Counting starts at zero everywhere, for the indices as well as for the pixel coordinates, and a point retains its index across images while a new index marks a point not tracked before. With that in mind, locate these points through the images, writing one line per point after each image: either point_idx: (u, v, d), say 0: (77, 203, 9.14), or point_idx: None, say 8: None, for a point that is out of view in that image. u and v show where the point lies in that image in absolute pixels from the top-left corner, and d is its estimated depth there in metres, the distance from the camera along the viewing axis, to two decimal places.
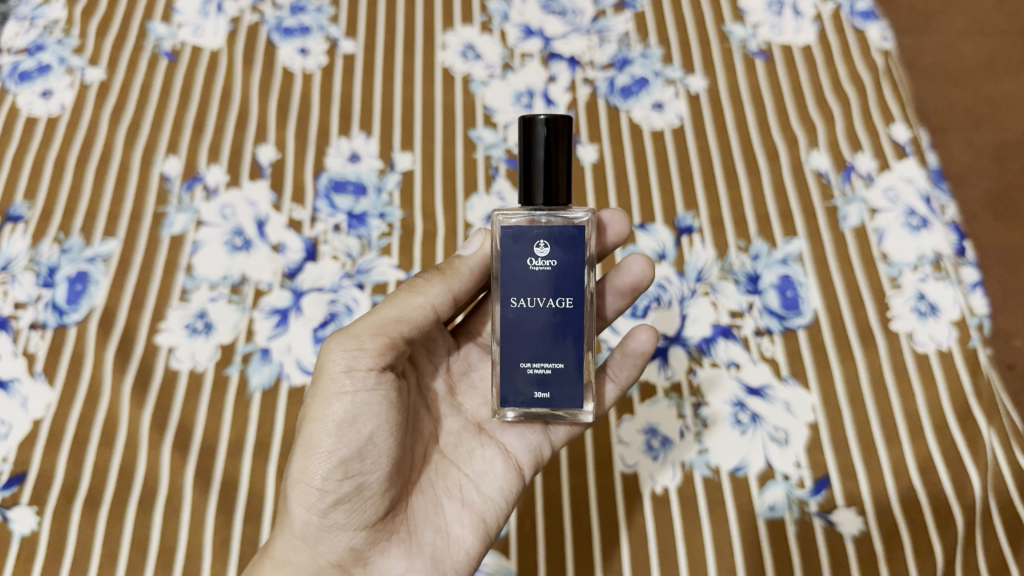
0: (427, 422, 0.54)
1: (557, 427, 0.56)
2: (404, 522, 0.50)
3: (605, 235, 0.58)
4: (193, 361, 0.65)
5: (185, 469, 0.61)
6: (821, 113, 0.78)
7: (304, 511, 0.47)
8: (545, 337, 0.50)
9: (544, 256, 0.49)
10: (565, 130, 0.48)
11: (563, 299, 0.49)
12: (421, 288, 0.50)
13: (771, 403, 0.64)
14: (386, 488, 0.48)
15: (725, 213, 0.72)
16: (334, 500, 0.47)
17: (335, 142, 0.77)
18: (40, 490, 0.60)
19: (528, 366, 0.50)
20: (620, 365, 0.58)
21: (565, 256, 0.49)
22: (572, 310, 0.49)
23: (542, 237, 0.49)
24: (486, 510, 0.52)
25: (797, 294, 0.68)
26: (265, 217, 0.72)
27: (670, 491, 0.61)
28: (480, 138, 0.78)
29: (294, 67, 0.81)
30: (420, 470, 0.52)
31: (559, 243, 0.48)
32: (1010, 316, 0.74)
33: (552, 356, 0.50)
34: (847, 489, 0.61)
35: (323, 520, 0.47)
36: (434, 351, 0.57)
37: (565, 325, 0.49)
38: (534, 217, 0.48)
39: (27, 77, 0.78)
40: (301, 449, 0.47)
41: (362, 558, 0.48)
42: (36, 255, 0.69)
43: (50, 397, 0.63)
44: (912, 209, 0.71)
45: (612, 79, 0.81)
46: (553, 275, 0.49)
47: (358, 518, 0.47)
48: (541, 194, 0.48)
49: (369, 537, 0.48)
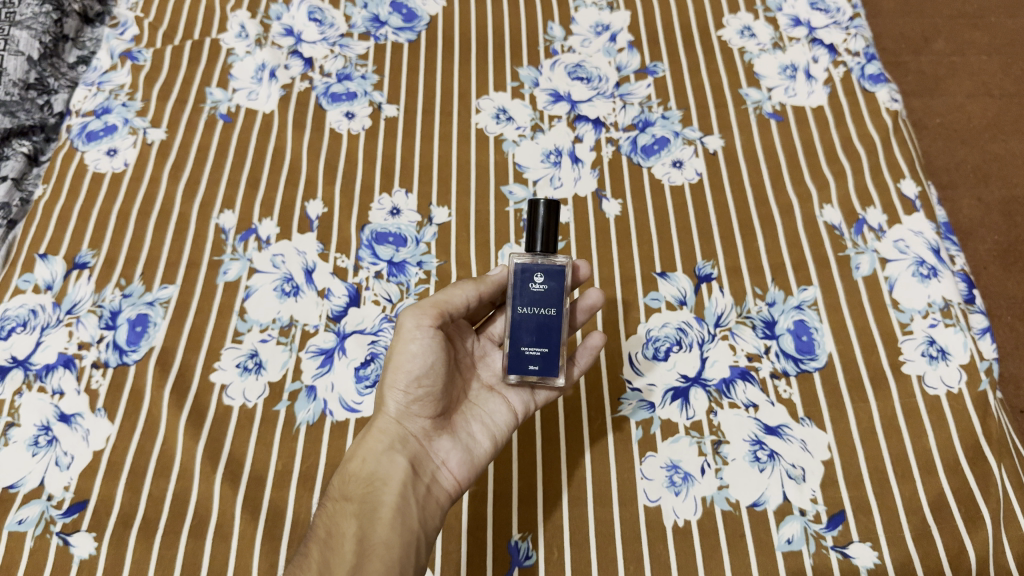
0: (464, 367, 0.64)
1: (543, 390, 0.65)
2: (450, 423, 0.61)
3: (578, 269, 0.65)
4: (244, 398, 0.70)
5: (235, 498, 0.65)
6: (832, 170, 0.83)
7: (393, 404, 0.58)
8: (540, 332, 0.60)
9: (542, 288, 0.60)
10: (557, 204, 0.60)
11: (547, 310, 0.60)
12: (461, 284, 0.61)
13: (788, 442, 0.67)
14: (444, 398, 0.60)
15: (742, 262, 0.77)
16: (414, 396, 0.58)
17: (377, 198, 0.83)
18: (100, 517, 0.63)
19: (528, 351, 0.61)
20: (580, 354, 0.66)
21: (552, 285, 0.60)
22: (555, 317, 0.60)
23: (540, 272, 0.60)
24: (515, 420, 0.64)
25: (811, 338, 0.72)
26: (313, 265, 0.77)
27: (692, 524, 0.63)
28: (511, 193, 0.83)
29: (340, 129, 0.88)
30: (459, 396, 0.63)
31: (553, 277, 0.60)
32: (1010, 354, 0.90)
33: (543, 341, 0.60)
34: (862, 525, 0.63)
35: (406, 409, 0.59)
36: (465, 329, 0.66)
37: (554, 324, 0.60)
38: (534, 259, 0.60)
39: (95, 137, 0.86)
40: (389, 369, 0.58)
41: (429, 437, 0.60)
42: (99, 299, 0.75)
43: (110, 430, 0.67)
44: (921, 258, 0.75)
45: (635, 139, 0.86)
46: (546, 296, 0.60)
47: (428, 410, 0.59)
48: (540, 243, 0.60)
49: (432, 426, 0.60)
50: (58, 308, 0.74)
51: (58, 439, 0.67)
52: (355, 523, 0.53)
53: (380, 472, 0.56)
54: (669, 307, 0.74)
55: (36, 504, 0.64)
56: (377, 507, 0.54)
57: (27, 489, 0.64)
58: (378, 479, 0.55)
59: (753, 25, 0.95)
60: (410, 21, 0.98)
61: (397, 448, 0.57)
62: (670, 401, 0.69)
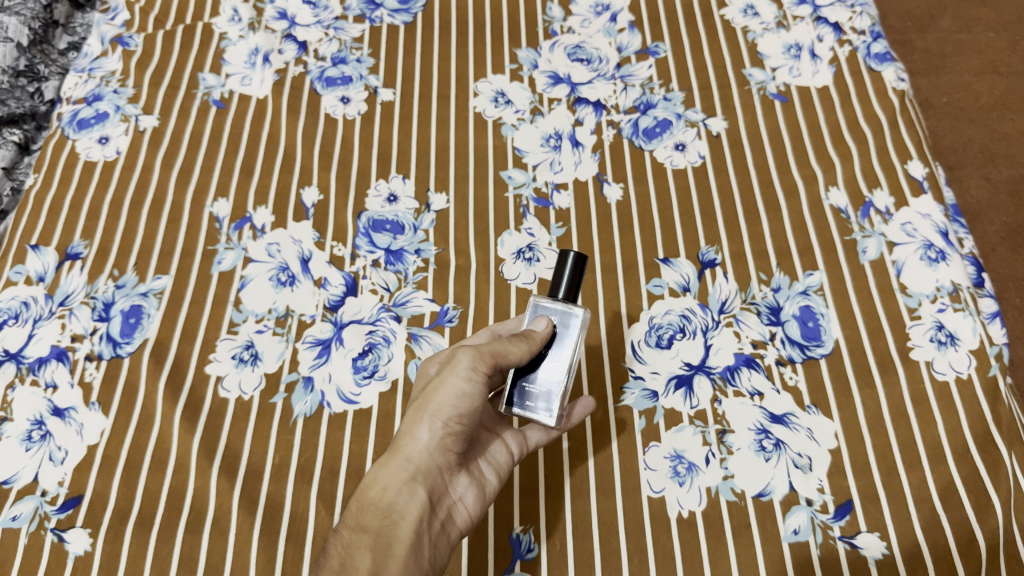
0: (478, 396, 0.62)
1: (534, 432, 0.64)
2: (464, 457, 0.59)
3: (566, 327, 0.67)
4: (240, 390, 0.68)
5: (232, 492, 0.63)
6: (838, 151, 0.81)
7: (425, 436, 0.55)
8: (544, 370, 0.60)
9: (555, 329, 0.60)
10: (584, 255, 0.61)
11: (554, 350, 0.60)
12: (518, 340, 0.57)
13: (795, 430, 0.65)
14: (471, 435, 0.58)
15: (746, 247, 0.75)
16: (449, 433, 0.55)
17: (374, 184, 0.81)
18: (95, 512, 0.62)
19: (530, 387, 0.60)
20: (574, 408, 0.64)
21: (564, 331, 0.60)
22: (559, 358, 0.60)
23: (555, 314, 0.60)
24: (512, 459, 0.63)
25: (818, 324, 0.70)
26: (309, 254, 0.76)
27: (696, 515, 0.62)
28: (511, 178, 0.81)
29: (335, 114, 0.86)
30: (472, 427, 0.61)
31: (567, 320, 0.60)
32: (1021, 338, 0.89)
33: (544, 379, 0.60)
34: (871, 515, 0.61)
35: (436, 442, 0.56)
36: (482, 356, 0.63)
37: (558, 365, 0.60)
38: (552, 302, 0.61)
39: (86, 125, 0.85)
40: (429, 401, 0.55)
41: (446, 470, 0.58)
42: (92, 291, 0.73)
43: (104, 424, 0.66)
44: (929, 242, 0.74)
45: (636, 121, 0.85)
46: (556, 338, 0.60)
47: (456, 446, 0.57)
48: (561, 289, 0.61)
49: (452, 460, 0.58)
50: (50, 300, 0.73)
51: (52, 433, 0.66)
52: (371, 556, 0.50)
53: (399, 501, 0.53)
54: (672, 294, 0.73)
55: (30, 500, 0.63)
56: (393, 540, 0.52)
57: (22, 485, 0.64)
58: (395, 512, 0.53)
59: (756, 4, 0.93)
60: (406, 2, 0.96)
61: (418, 480, 0.55)
62: (674, 390, 0.68)
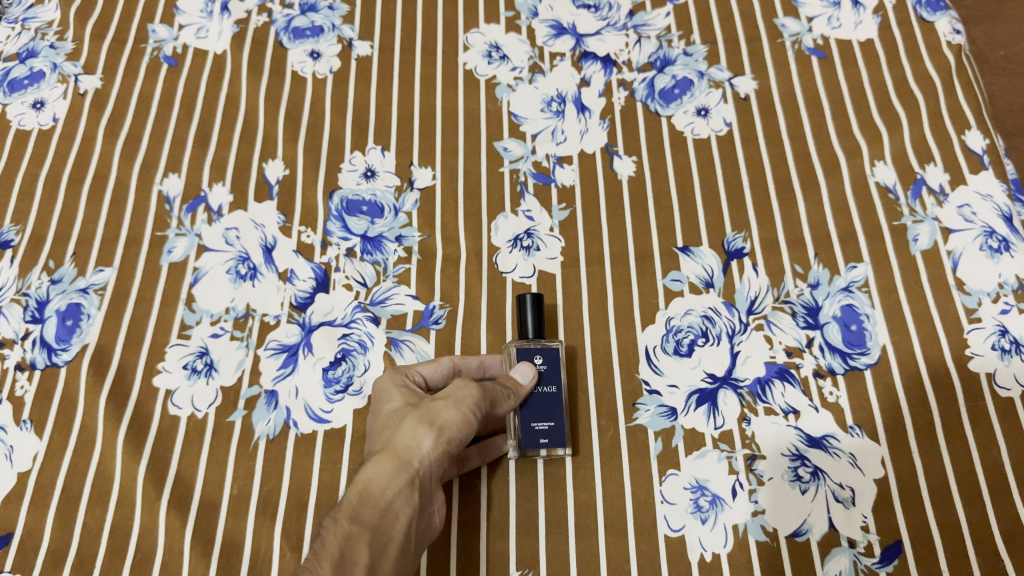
0: None
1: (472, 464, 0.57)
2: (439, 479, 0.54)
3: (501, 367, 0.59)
4: (193, 407, 0.59)
5: (183, 530, 0.55)
6: (884, 119, 0.70)
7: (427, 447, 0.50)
8: (544, 407, 0.56)
9: (542, 366, 0.57)
10: (539, 294, 0.59)
11: (548, 385, 0.56)
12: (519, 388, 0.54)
13: (835, 457, 0.56)
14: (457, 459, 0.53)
15: (779, 233, 0.65)
16: (449, 451, 0.50)
17: (348, 156, 0.70)
18: (25, 554, 0.54)
19: (536, 426, 0.55)
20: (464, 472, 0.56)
21: (551, 369, 0.57)
22: (556, 394, 0.56)
23: (537, 351, 0.57)
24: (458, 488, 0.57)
25: (862, 328, 0.61)
26: (273, 241, 0.66)
27: (721, 559, 0.54)
28: (506, 150, 0.71)
29: (304, 71, 0.75)
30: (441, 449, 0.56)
31: (551, 355, 0.57)
32: None
33: (548, 413, 0.56)
34: (923, 559, 0.53)
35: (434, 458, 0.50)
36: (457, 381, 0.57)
37: (557, 400, 0.56)
38: (529, 343, 0.57)
39: (19, 86, 0.74)
40: (437, 417, 0.50)
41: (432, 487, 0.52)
42: (24, 286, 0.64)
43: (37, 447, 0.57)
44: (990, 228, 0.64)
45: (651, 81, 0.74)
46: (545, 373, 0.56)
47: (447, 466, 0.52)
48: (532, 324, 0.57)
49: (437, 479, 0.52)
50: None
51: None
52: (366, 556, 0.46)
53: (398, 503, 0.48)
54: (692, 290, 0.63)
55: None
56: (386, 542, 0.47)
57: None
58: (392, 514, 0.47)
59: None
60: None
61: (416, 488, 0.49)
62: (695, 407, 0.59)
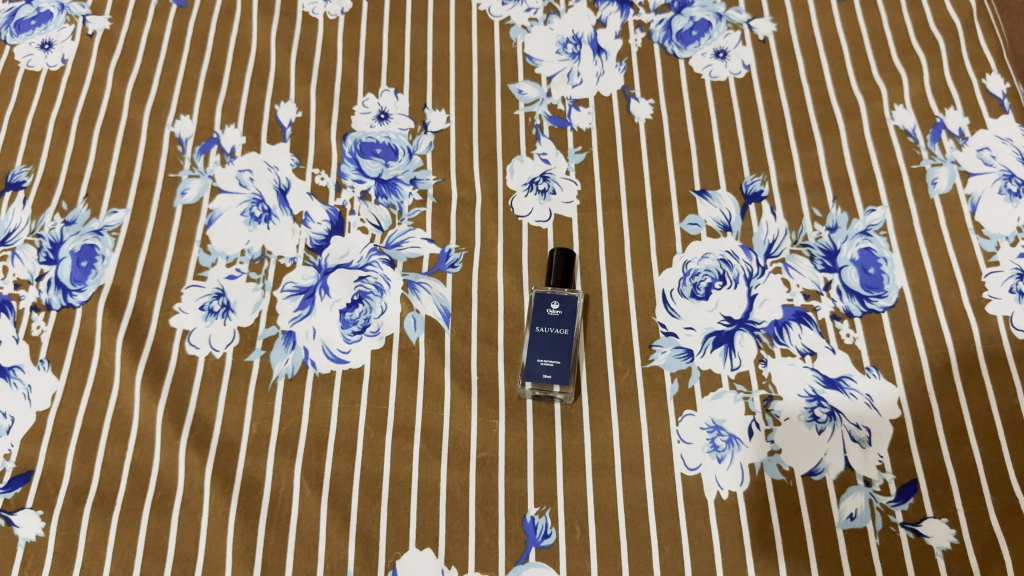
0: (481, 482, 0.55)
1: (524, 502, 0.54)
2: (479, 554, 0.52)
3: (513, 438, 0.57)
4: (210, 346, 0.59)
5: (203, 468, 0.55)
6: (904, 62, 0.69)
7: None
8: (553, 345, 0.57)
9: (557, 312, 0.58)
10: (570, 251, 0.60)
11: (559, 327, 0.57)
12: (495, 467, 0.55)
13: (852, 398, 0.56)
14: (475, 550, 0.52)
15: (798, 177, 0.65)
16: None
17: (361, 99, 0.70)
18: (47, 491, 0.54)
19: (541, 361, 0.56)
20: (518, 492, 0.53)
21: (567, 315, 0.58)
22: (567, 336, 0.57)
23: (555, 299, 0.58)
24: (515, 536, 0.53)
25: (880, 271, 0.60)
26: (287, 184, 0.65)
27: (737, 497, 0.54)
28: (521, 92, 0.70)
29: (316, 13, 0.74)
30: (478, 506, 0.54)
31: (569, 303, 0.58)
32: None
33: (557, 352, 0.56)
34: (938, 497, 0.53)
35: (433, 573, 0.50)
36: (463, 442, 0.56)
37: (568, 342, 0.57)
38: (549, 289, 0.59)
39: (26, 27, 0.73)
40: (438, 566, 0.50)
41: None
42: (37, 227, 0.63)
43: (55, 386, 0.57)
44: (1009, 172, 0.63)
45: (668, 23, 0.73)
46: (561, 319, 0.58)
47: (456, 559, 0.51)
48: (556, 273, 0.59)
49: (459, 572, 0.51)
50: None
51: None
52: None
53: None
54: (710, 233, 0.63)
55: None
56: None
57: None
58: None
59: None
60: None
61: None
62: (712, 349, 0.59)
